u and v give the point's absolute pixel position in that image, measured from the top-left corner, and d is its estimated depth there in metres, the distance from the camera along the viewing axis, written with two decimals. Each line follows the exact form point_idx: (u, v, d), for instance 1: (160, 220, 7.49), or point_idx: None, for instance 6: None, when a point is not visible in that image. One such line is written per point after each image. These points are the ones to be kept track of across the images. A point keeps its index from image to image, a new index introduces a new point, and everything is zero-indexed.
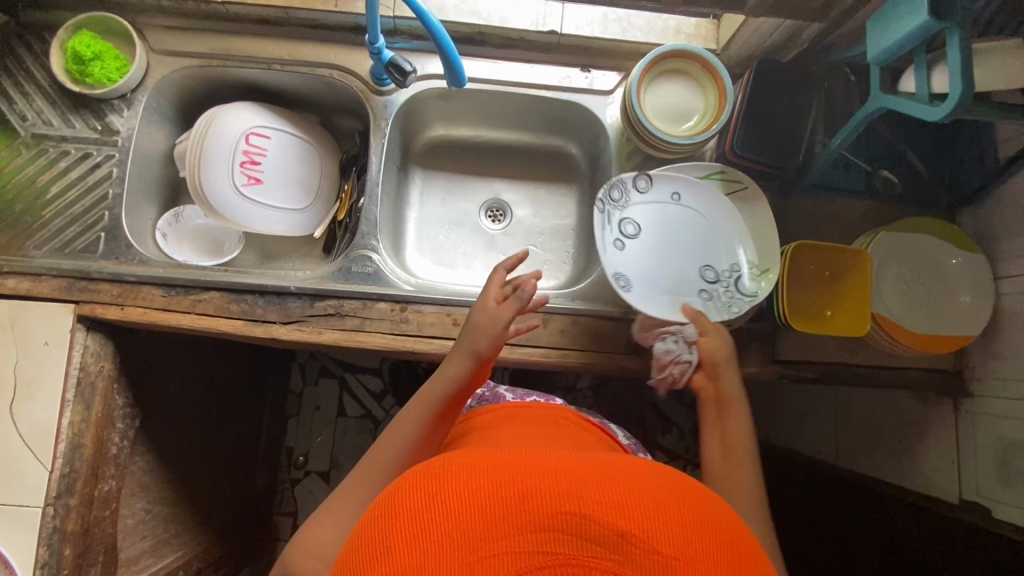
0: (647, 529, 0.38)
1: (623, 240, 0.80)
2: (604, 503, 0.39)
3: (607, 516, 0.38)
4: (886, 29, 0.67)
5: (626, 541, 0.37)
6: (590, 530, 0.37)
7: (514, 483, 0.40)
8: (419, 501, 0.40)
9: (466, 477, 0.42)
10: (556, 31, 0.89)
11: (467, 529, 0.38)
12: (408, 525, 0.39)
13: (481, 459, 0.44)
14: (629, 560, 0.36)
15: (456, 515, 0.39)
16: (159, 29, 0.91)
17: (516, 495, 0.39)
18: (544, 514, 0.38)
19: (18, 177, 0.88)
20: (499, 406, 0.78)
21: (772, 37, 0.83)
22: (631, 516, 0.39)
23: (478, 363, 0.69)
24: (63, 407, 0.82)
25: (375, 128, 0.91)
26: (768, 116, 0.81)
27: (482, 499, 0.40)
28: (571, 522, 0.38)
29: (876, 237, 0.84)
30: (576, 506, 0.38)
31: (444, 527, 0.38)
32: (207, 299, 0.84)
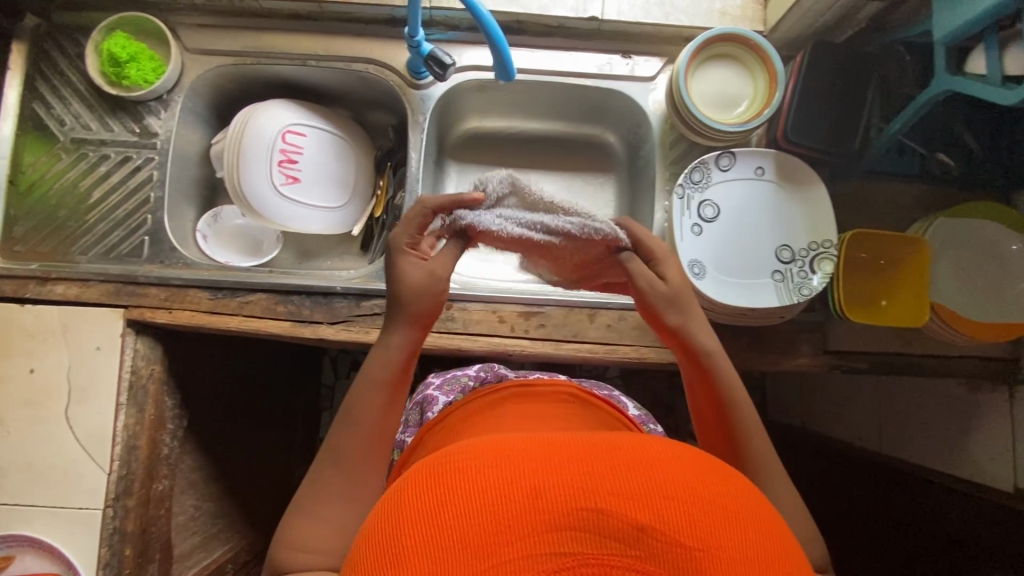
0: (673, 521, 0.34)
1: (700, 224, 0.80)
2: (621, 494, 0.35)
3: (627, 509, 0.34)
4: (955, 7, 0.64)
5: (648, 536, 0.34)
6: (609, 526, 0.34)
7: (524, 474, 0.36)
8: (423, 501, 0.37)
9: (472, 470, 0.38)
10: (597, 17, 0.87)
11: (477, 531, 0.34)
12: (414, 531, 0.35)
13: (487, 448, 0.40)
14: (651, 555, 0.33)
15: (463, 515, 0.35)
16: (192, 27, 0.90)
17: (527, 491, 0.35)
18: (559, 511, 0.34)
19: (60, 182, 0.89)
20: (505, 386, 0.72)
21: (825, 17, 0.80)
22: (653, 506, 0.35)
23: (422, 324, 0.60)
24: (117, 410, 0.83)
25: (413, 123, 0.90)
26: (822, 100, 0.78)
27: (491, 496, 0.36)
28: (588, 518, 0.34)
29: (932, 224, 0.81)
30: (589, 500, 0.35)
31: (452, 530, 0.34)
32: (253, 301, 0.84)
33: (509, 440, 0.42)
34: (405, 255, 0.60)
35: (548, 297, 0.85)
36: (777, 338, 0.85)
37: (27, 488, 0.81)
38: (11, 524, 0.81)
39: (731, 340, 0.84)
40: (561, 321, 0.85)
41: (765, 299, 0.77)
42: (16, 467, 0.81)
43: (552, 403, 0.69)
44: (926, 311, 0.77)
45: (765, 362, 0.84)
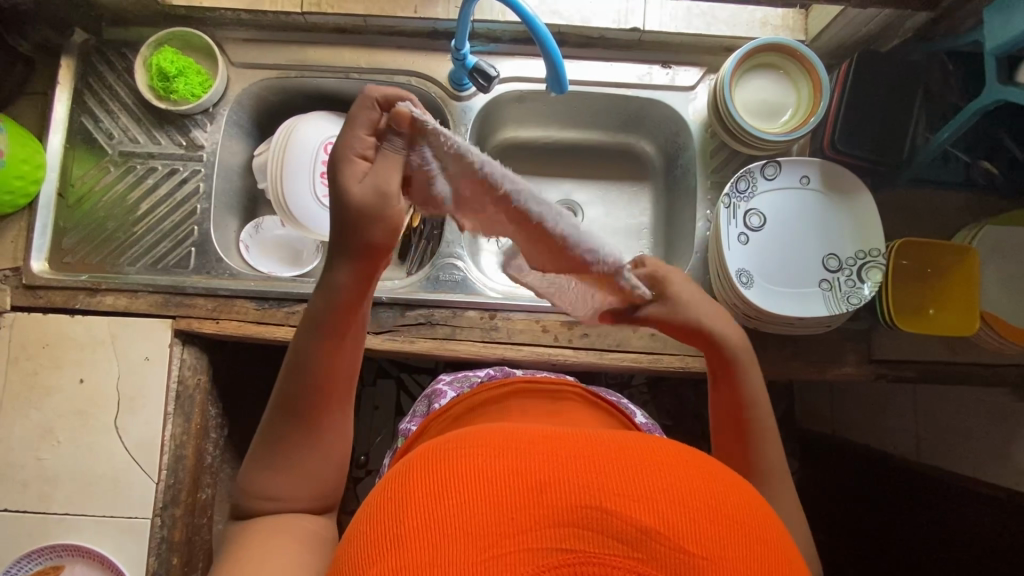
0: (675, 526, 0.35)
1: (746, 232, 0.80)
2: (627, 495, 0.36)
3: (633, 511, 0.35)
4: (1010, 18, 0.64)
5: (651, 539, 0.35)
6: (613, 526, 0.35)
7: (530, 470, 0.38)
8: (429, 486, 0.38)
9: (478, 461, 0.39)
10: (639, 28, 0.87)
11: (480, 521, 0.35)
12: (416, 517, 0.36)
13: (493, 439, 0.42)
14: (653, 558, 0.34)
15: (467, 503, 0.36)
16: (238, 42, 0.91)
17: (532, 486, 0.37)
18: (562, 507, 0.36)
19: (108, 195, 0.90)
20: (510, 380, 0.68)
21: (869, 26, 0.80)
22: (658, 510, 0.36)
23: (360, 259, 0.54)
24: (165, 420, 0.83)
25: (455, 134, 0.91)
26: (867, 110, 0.79)
27: (496, 489, 0.37)
28: (592, 517, 0.35)
29: (981, 231, 0.81)
30: (595, 499, 0.36)
31: (456, 517, 0.36)
32: (300, 311, 0.85)
33: (515, 430, 0.43)
34: (347, 155, 0.53)
35: None
36: (822, 347, 0.84)
37: (76, 497, 0.82)
38: (60, 534, 0.81)
39: (775, 349, 0.84)
40: (604, 330, 0.84)
41: (812, 309, 0.77)
42: (66, 476, 0.82)
43: (565, 404, 0.66)
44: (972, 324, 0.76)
45: (809, 371, 0.84)
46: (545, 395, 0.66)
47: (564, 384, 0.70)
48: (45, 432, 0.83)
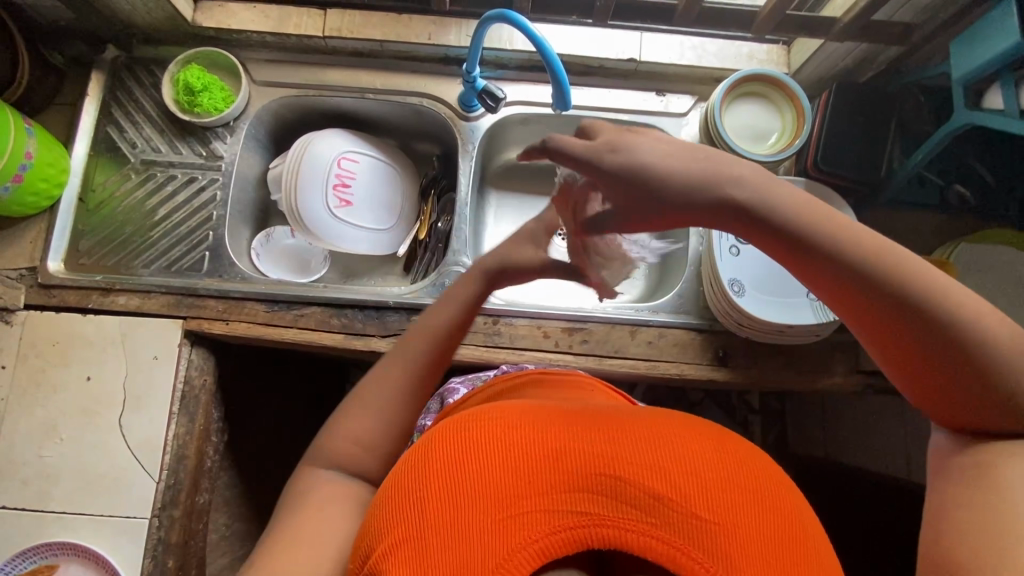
0: (687, 494, 0.38)
1: (737, 245, 0.85)
2: (640, 465, 0.40)
3: (645, 479, 0.39)
4: (975, 49, 0.70)
5: (663, 505, 0.38)
6: (626, 492, 0.38)
7: (547, 440, 0.41)
8: (449, 451, 0.41)
9: (497, 429, 0.42)
10: (635, 58, 0.94)
11: (500, 484, 0.38)
12: (440, 479, 0.40)
13: (513, 414, 0.45)
14: (665, 523, 0.37)
15: (486, 466, 0.40)
16: (261, 62, 0.97)
17: (548, 454, 0.40)
18: (577, 473, 0.39)
19: (127, 201, 0.94)
20: (521, 374, 0.71)
21: (847, 59, 0.87)
22: (669, 479, 0.39)
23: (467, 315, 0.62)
24: (170, 419, 0.84)
25: (463, 152, 0.97)
26: (847, 135, 0.85)
27: (515, 455, 0.40)
28: (606, 483, 0.39)
29: (956, 248, 0.86)
30: (608, 467, 0.39)
31: (476, 480, 0.39)
32: (309, 313, 0.88)
33: (532, 406, 0.46)
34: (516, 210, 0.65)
35: (590, 314, 0.88)
36: (811, 356, 0.88)
37: (77, 495, 0.82)
38: (58, 532, 0.81)
39: (766, 358, 0.87)
40: (603, 337, 0.88)
41: (800, 317, 0.81)
42: (67, 473, 0.82)
43: (569, 381, 0.69)
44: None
45: (801, 380, 0.87)
46: (549, 381, 0.68)
47: (575, 374, 0.72)
48: (49, 429, 0.83)
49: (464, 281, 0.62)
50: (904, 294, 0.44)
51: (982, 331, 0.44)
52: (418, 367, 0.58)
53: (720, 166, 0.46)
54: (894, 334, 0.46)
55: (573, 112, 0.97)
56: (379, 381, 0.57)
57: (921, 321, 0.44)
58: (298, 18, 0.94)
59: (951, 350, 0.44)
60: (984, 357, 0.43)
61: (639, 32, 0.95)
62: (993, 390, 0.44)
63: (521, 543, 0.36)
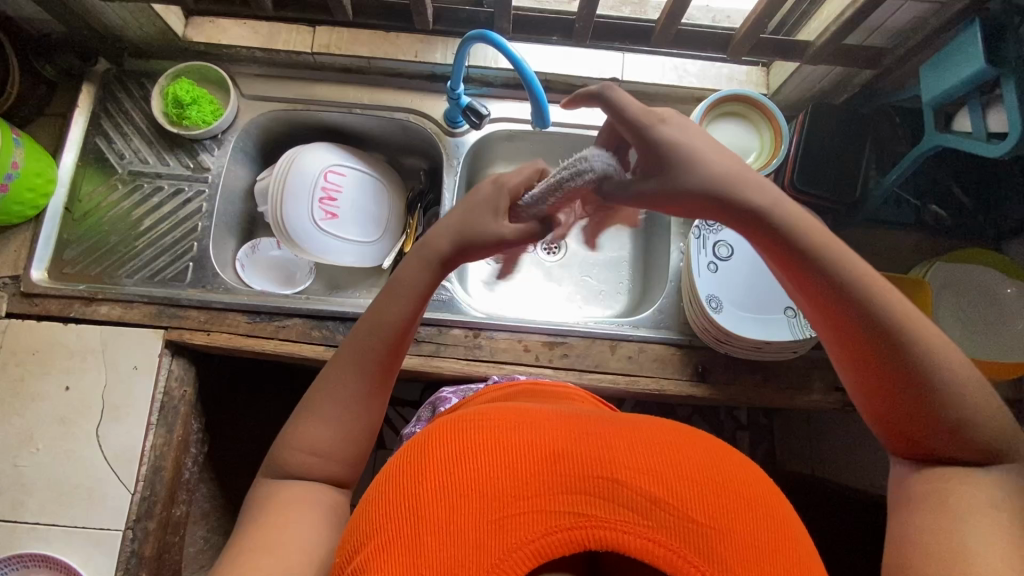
0: (683, 499, 0.39)
1: (715, 261, 0.86)
2: (637, 469, 0.40)
3: (640, 482, 0.39)
4: (940, 74, 0.72)
5: (659, 509, 0.38)
6: (622, 495, 0.39)
7: (546, 443, 0.41)
8: (446, 451, 0.42)
9: (495, 430, 0.43)
10: (618, 78, 0.96)
11: (497, 485, 0.39)
12: (436, 478, 0.40)
13: (510, 415, 0.45)
14: (661, 525, 0.38)
15: (483, 466, 0.40)
16: (250, 77, 0.99)
17: (547, 457, 0.40)
18: (573, 475, 0.40)
19: (114, 211, 0.94)
20: (517, 383, 0.70)
21: (823, 81, 0.89)
22: (665, 483, 0.39)
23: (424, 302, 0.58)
24: (148, 429, 0.84)
25: (448, 167, 0.98)
26: (823, 155, 0.86)
27: (514, 457, 0.40)
28: (603, 486, 0.39)
29: (932, 266, 0.87)
30: (606, 471, 0.40)
31: (472, 480, 0.39)
32: (290, 325, 0.88)
33: (530, 409, 0.46)
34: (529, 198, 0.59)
35: (571, 329, 0.89)
36: (790, 372, 0.88)
37: (51, 506, 0.81)
38: (30, 543, 0.80)
39: (745, 374, 0.88)
40: (583, 351, 0.88)
41: (778, 334, 0.82)
42: (42, 483, 0.82)
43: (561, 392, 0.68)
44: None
45: (780, 397, 0.88)
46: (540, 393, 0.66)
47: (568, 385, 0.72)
48: (25, 439, 0.83)
49: (414, 265, 0.56)
50: (879, 310, 0.46)
51: (947, 362, 0.46)
52: (377, 365, 0.56)
53: (735, 169, 0.50)
54: (861, 344, 0.47)
55: (556, 129, 0.99)
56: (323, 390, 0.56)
57: (893, 338, 0.46)
58: (287, 35, 0.96)
59: (911, 370, 0.46)
60: (940, 389, 0.45)
61: (622, 53, 0.97)
62: (943, 422, 0.46)
63: (516, 543, 0.37)
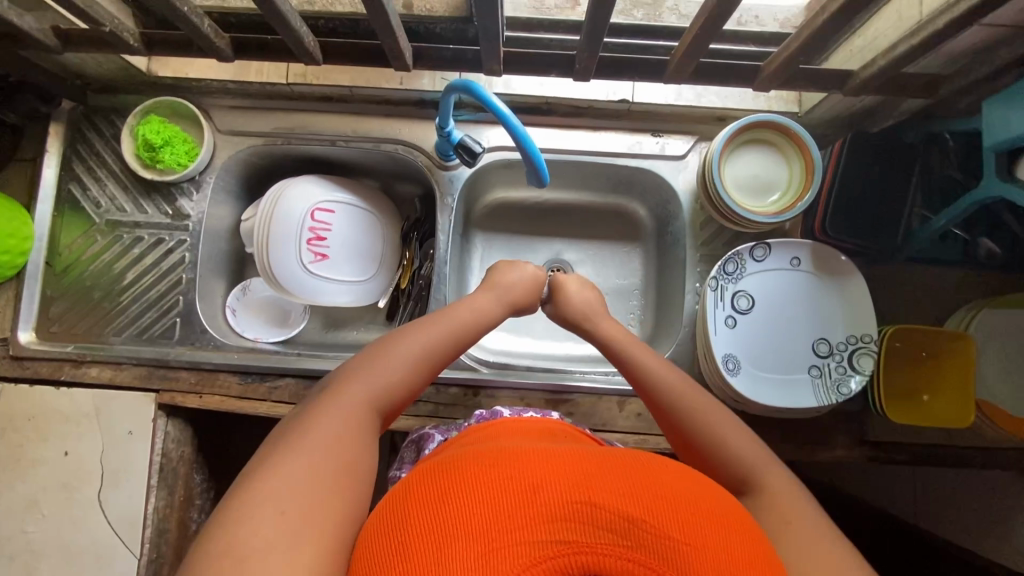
0: (655, 518, 0.39)
1: (734, 316, 0.78)
2: (613, 494, 0.40)
3: (615, 503, 0.40)
4: (1013, 114, 0.60)
5: (635, 527, 0.38)
6: (601, 518, 0.39)
7: (526, 475, 0.42)
8: (430, 497, 0.42)
9: (476, 469, 0.43)
10: (628, 100, 0.87)
11: (480, 522, 0.39)
12: (423, 524, 0.40)
13: (489, 454, 0.46)
14: (639, 545, 0.38)
15: (466, 505, 0.40)
16: (225, 109, 0.91)
17: (527, 488, 0.41)
18: (552, 505, 0.39)
19: (94, 264, 0.90)
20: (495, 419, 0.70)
21: (865, 102, 0.77)
22: (639, 503, 0.40)
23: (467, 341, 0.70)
24: (148, 493, 0.83)
25: (441, 204, 0.90)
26: (860, 194, 0.77)
27: (495, 493, 0.41)
28: (582, 510, 0.39)
29: (977, 315, 0.78)
30: (583, 497, 0.40)
31: (458, 519, 0.39)
32: (282, 386, 0.85)
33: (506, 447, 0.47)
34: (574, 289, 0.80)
35: (576, 384, 0.84)
36: (812, 427, 0.83)
37: (61, 571, 0.82)
38: None
39: (763, 430, 0.82)
40: (590, 409, 0.83)
41: (799, 398, 0.75)
42: (51, 549, 0.82)
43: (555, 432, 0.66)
44: (971, 390, 0.74)
45: (798, 453, 0.83)
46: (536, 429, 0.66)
47: (551, 422, 0.71)
48: (31, 505, 0.83)
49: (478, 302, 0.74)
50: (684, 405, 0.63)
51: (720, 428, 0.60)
52: (439, 343, 0.66)
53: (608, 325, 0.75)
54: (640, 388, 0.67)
55: (560, 159, 0.90)
56: (408, 337, 0.65)
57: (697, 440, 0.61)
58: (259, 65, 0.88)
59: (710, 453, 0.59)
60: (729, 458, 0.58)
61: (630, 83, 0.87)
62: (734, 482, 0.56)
63: None
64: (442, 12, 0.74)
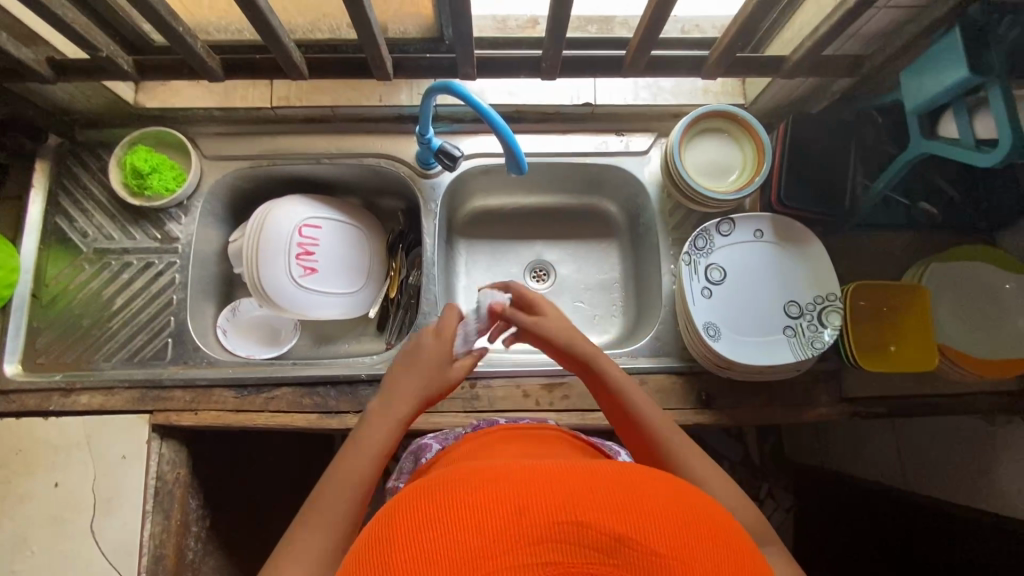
0: (643, 531, 0.35)
1: (710, 287, 0.83)
2: (598, 508, 0.36)
3: (601, 519, 0.35)
4: (925, 80, 0.69)
5: (622, 545, 0.34)
6: (587, 537, 0.34)
7: (508, 493, 0.36)
8: (407, 521, 0.36)
9: (453, 489, 0.38)
10: (591, 102, 0.94)
11: (461, 549, 0.34)
12: (399, 547, 0.35)
13: (467, 470, 0.40)
14: (627, 564, 0.34)
15: (446, 532, 0.35)
16: (211, 136, 0.95)
17: (510, 507, 0.35)
18: (534, 524, 0.35)
19: (82, 293, 0.90)
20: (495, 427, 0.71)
21: (800, 89, 0.87)
22: (627, 518, 0.35)
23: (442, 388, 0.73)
24: (144, 518, 0.81)
25: (426, 210, 0.95)
26: (808, 166, 0.84)
27: (476, 513, 0.35)
28: (566, 529, 0.34)
29: (927, 269, 0.85)
30: (569, 512, 0.35)
31: (436, 548, 0.34)
32: (279, 395, 0.86)
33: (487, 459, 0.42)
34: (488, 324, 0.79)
35: (569, 368, 0.87)
36: (793, 389, 0.87)
37: None
38: None
39: (748, 394, 0.87)
40: (584, 390, 0.86)
41: (779, 357, 0.80)
42: None
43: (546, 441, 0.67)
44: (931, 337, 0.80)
45: (785, 415, 0.87)
46: (528, 437, 0.68)
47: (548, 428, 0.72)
48: (17, 544, 0.79)
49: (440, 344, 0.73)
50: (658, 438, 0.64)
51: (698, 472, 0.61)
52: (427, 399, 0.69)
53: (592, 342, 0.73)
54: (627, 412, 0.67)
55: (533, 160, 0.96)
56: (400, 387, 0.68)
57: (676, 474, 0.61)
58: (242, 91, 0.93)
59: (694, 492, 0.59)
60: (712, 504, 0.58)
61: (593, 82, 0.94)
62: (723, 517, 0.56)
63: None
64: (415, 32, 0.80)
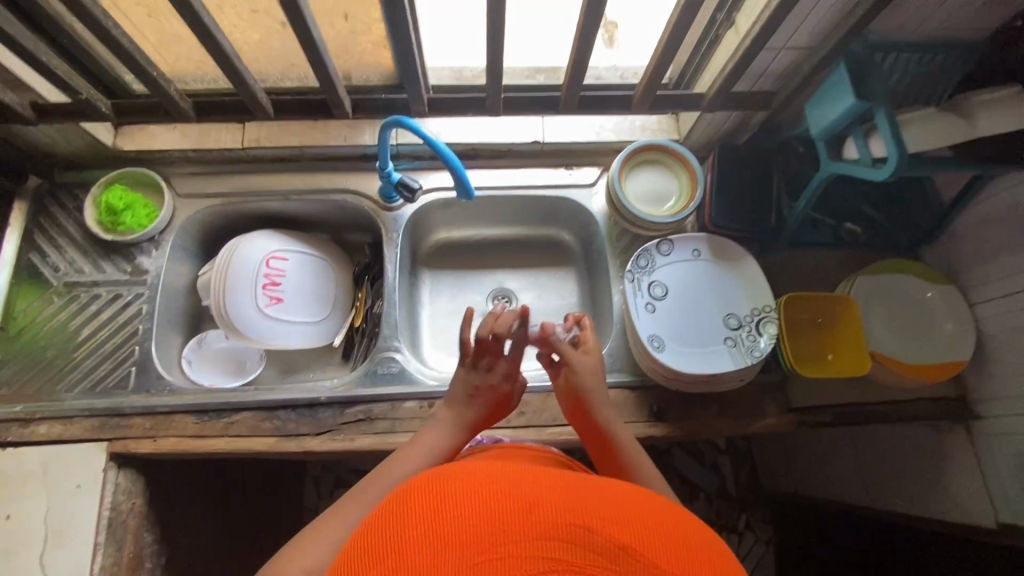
0: (648, 546, 0.36)
1: (654, 302, 0.88)
2: (607, 519, 0.37)
3: (611, 530, 0.36)
4: (823, 110, 0.78)
5: (626, 554, 0.35)
6: (595, 541, 0.35)
7: (523, 494, 0.38)
8: (425, 502, 0.38)
9: (472, 482, 0.39)
10: (540, 140, 1.02)
11: (474, 535, 0.35)
12: (419, 521, 0.36)
13: (487, 470, 0.42)
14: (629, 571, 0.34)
15: (462, 520, 0.36)
16: (185, 176, 1.01)
17: (524, 506, 0.37)
18: (548, 522, 0.36)
19: (49, 325, 0.93)
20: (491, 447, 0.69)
21: (726, 124, 0.96)
22: (632, 531, 0.37)
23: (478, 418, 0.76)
24: (94, 551, 0.80)
25: (388, 239, 1.00)
26: (736, 190, 0.92)
27: (492, 505, 0.37)
28: (575, 531, 0.35)
29: (855, 281, 0.91)
30: (580, 518, 0.37)
31: (451, 530, 0.35)
32: (239, 420, 0.87)
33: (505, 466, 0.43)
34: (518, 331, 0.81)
35: None
36: (741, 400, 0.91)
37: None
38: None
39: (698, 406, 0.90)
40: (540, 406, 0.89)
41: (721, 366, 0.84)
42: None
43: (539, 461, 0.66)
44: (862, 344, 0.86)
45: (735, 426, 0.89)
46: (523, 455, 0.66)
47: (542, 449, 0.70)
48: None
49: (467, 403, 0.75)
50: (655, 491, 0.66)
51: None
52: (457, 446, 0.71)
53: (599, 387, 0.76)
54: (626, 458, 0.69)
55: (488, 193, 1.03)
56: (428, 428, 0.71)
57: None
58: (217, 133, 1.01)
59: None
60: None
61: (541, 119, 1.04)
62: None
63: None
64: (377, 80, 0.89)
